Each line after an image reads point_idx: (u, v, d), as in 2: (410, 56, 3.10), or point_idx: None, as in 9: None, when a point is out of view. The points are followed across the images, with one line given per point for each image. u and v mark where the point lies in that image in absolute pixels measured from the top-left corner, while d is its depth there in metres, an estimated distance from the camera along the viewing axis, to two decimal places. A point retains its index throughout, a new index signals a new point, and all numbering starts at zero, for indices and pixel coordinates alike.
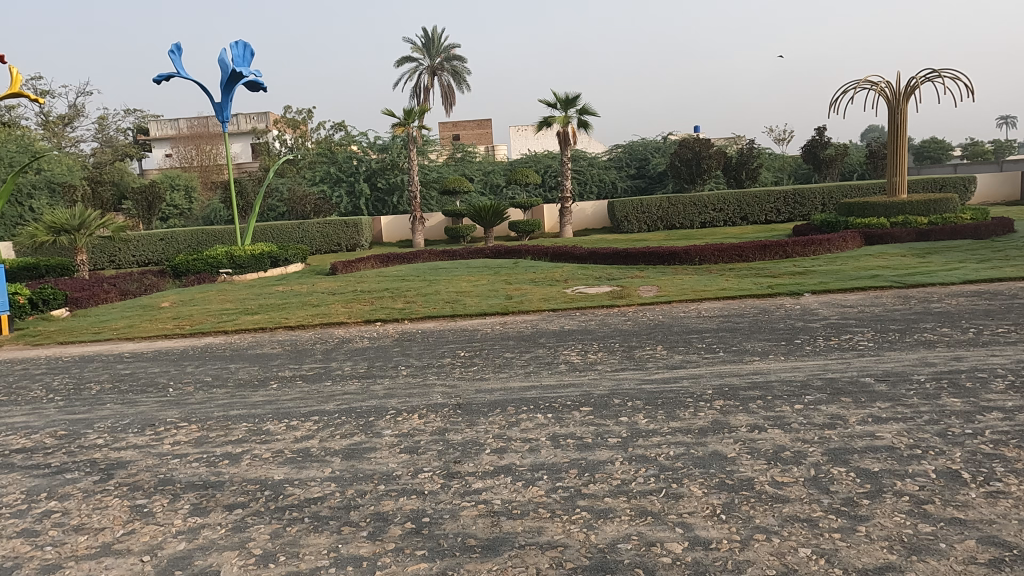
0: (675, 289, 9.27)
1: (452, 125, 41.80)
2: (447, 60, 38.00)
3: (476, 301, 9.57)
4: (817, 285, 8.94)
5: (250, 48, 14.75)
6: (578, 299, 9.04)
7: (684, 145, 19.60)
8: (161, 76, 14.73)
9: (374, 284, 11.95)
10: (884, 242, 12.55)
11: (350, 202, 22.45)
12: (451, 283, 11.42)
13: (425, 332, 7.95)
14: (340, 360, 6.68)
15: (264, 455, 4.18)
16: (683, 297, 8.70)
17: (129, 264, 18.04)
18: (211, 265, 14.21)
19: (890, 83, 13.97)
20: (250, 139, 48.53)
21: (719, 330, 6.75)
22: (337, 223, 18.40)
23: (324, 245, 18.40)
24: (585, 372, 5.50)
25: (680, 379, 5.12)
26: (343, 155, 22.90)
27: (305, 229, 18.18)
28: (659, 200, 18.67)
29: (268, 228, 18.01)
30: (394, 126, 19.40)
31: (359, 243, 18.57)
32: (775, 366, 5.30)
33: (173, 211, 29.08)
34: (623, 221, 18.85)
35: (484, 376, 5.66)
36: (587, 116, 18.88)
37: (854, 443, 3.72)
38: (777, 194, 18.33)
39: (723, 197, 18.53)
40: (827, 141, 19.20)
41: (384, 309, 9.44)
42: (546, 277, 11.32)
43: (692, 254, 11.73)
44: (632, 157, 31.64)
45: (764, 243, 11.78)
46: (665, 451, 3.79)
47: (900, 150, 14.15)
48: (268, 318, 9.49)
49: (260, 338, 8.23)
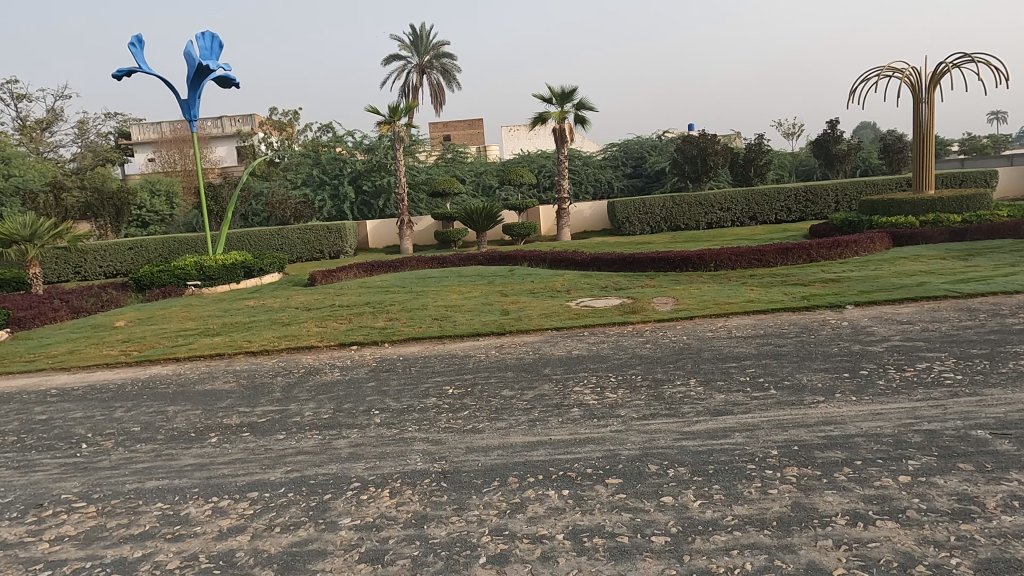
0: (695, 301, 8.11)
1: (443, 126, 40.65)
2: (436, 57, 36.85)
3: (467, 318, 8.35)
4: (858, 294, 7.80)
5: (218, 40, 13.52)
6: (586, 316, 7.85)
7: (688, 140, 18.36)
8: (121, 70, 13.51)
9: (354, 298, 10.73)
10: (914, 243, 11.47)
11: (335, 206, 21.21)
12: (440, 296, 10.24)
13: (407, 358, 6.74)
14: (303, 400, 5.48)
15: (170, 563, 2.98)
16: (708, 311, 7.54)
17: (95, 276, 16.83)
18: (178, 277, 13.03)
19: (913, 72, 12.86)
20: (235, 143, 47.19)
21: (761, 356, 5.57)
22: (319, 229, 17.17)
23: (305, 252, 17.18)
24: (605, 421, 4.31)
25: (731, 434, 3.93)
26: (327, 157, 21.63)
27: (285, 235, 16.96)
28: (662, 199, 17.53)
29: (246, 235, 16.77)
30: (378, 124, 18.15)
31: (343, 250, 17.38)
32: (850, 411, 4.13)
33: (156, 218, 27.76)
34: (624, 222, 17.70)
35: (477, 426, 4.46)
36: (584, 111, 17.70)
37: (1015, 550, 2.56)
38: (788, 191, 17.25)
39: (731, 195, 17.39)
40: (841, 134, 17.96)
41: (362, 328, 8.24)
42: (546, 288, 10.15)
43: (707, 259, 10.59)
44: (628, 155, 30.70)
45: (786, 246, 10.69)
46: (738, 563, 2.62)
47: (928, 142, 13.00)
48: (228, 340, 8.27)
49: (214, 367, 7.03)
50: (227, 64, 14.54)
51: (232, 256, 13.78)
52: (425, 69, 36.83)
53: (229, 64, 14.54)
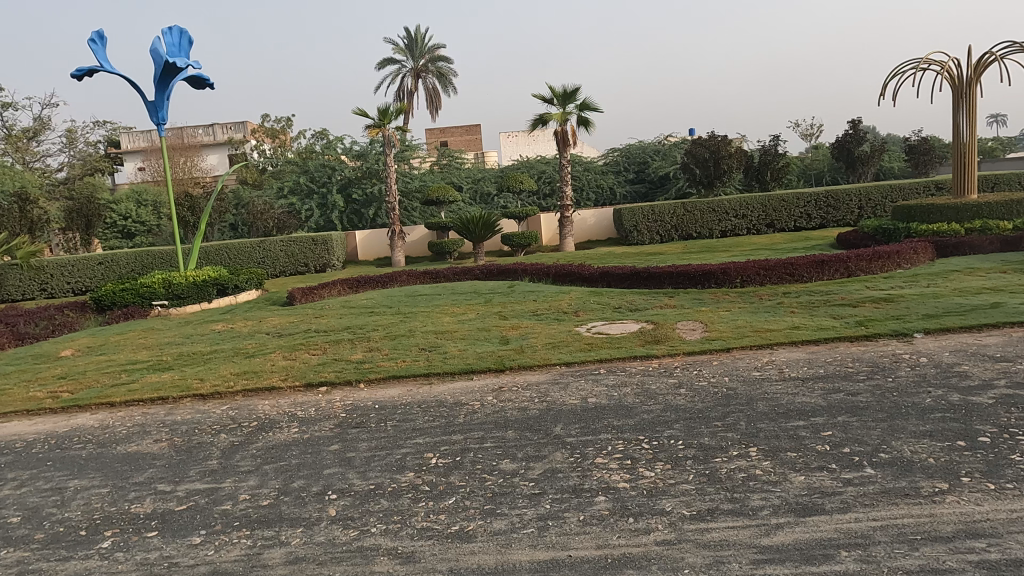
0: (728, 328, 6.89)
1: (440, 132, 39.52)
2: (431, 61, 35.74)
3: (460, 348, 7.13)
4: (924, 318, 6.57)
5: (186, 35, 12.31)
6: (601, 346, 6.62)
7: (699, 142, 16.99)
8: (80, 70, 12.27)
9: (333, 321, 9.48)
10: (961, 253, 10.26)
11: (323, 216, 19.98)
12: (430, 319, 9.00)
13: (383, 406, 5.49)
14: (244, 473, 4.23)
15: None
16: (746, 340, 6.32)
17: (63, 293, 15.61)
18: (143, 296, 11.83)
19: (956, 63, 11.67)
20: (227, 150, 45.96)
21: (834, 411, 4.33)
22: (304, 240, 15.95)
23: (288, 266, 15.95)
24: (648, 524, 3.07)
25: (838, 555, 2.68)
26: (315, 163, 20.39)
27: (267, 248, 15.74)
28: (673, 206, 16.32)
29: (224, 247, 15.57)
30: (367, 128, 16.90)
31: (330, 263, 16.17)
32: (999, 511, 2.89)
33: (142, 227, 26.50)
34: (632, 231, 16.48)
35: (467, 527, 3.22)
36: (588, 112, 16.50)
37: None
38: (807, 197, 16.11)
39: (747, 201, 16.19)
40: (864, 135, 16.72)
41: (337, 362, 7.00)
42: (551, 309, 8.91)
43: (733, 273, 9.39)
44: (630, 160, 29.57)
45: (820, 259, 9.51)
46: None
47: (971, 141, 11.76)
48: (179, 376, 7.02)
49: (153, 416, 5.78)
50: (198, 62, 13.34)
51: (204, 273, 12.55)
52: (420, 73, 35.72)
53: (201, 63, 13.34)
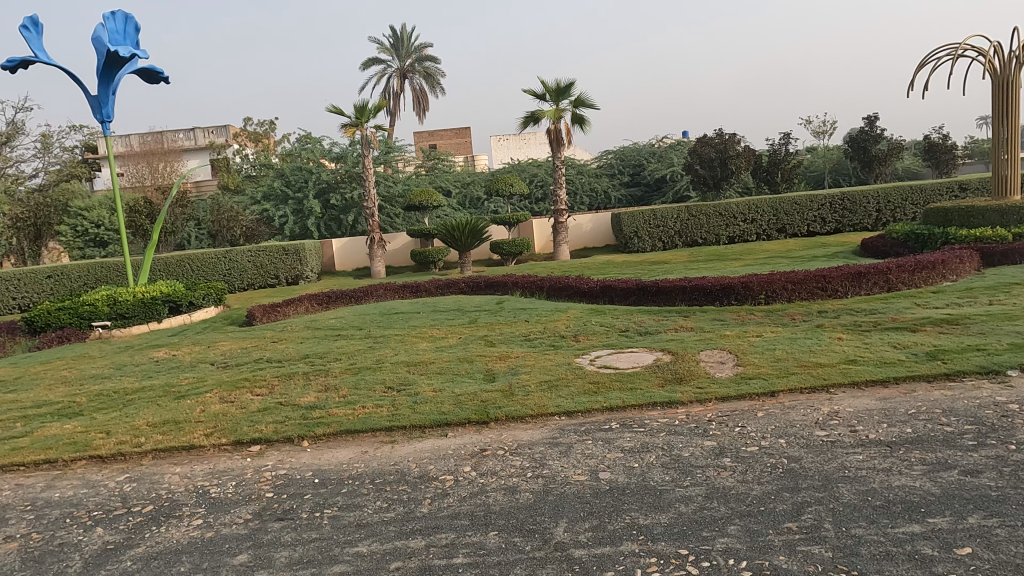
0: (766, 362, 5.56)
1: (429, 135, 38.17)
2: (418, 60, 34.50)
3: (435, 388, 5.78)
4: (1012, 348, 5.27)
5: (132, 21, 10.99)
6: (608, 387, 5.29)
7: (705, 140, 15.70)
8: (12, 62, 10.86)
9: (292, 348, 8.09)
10: (1011, 262, 9.01)
11: (299, 222, 18.56)
12: (404, 346, 7.63)
13: (326, 480, 4.11)
14: None
15: None
16: (793, 381, 5.01)
17: (8, 310, 14.17)
18: (82, 317, 10.42)
19: (999, 47, 10.47)
20: (208, 155, 44.28)
21: (959, 505, 3.00)
22: (274, 250, 14.62)
23: (257, 278, 14.61)
24: None
25: None
26: (291, 167, 18.99)
27: (233, 259, 14.38)
28: (676, 210, 15.03)
29: (186, 257, 14.18)
30: (342, 127, 15.53)
31: (302, 274, 14.86)
32: None
33: (116, 236, 24.78)
34: (632, 237, 15.14)
35: None
36: (584, 109, 15.18)
37: None
38: (821, 199, 14.90)
39: (756, 204, 14.94)
40: (881, 131, 15.48)
41: (281, 407, 5.62)
42: (546, 333, 7.58)
43: (756, 288, 8.09)
44: (625, 162, 28.35)
45: (856, 270, 8.24)
46: None
47: (1011, 138, 10.63)
48: (84, 427, 5.61)
49: (25, 492, 4.38)
50: (151, 62, 12.04)
51: (155, 289, 11.18)
52: (407, 73, 34.46)
53: (153, 63, 12.06)
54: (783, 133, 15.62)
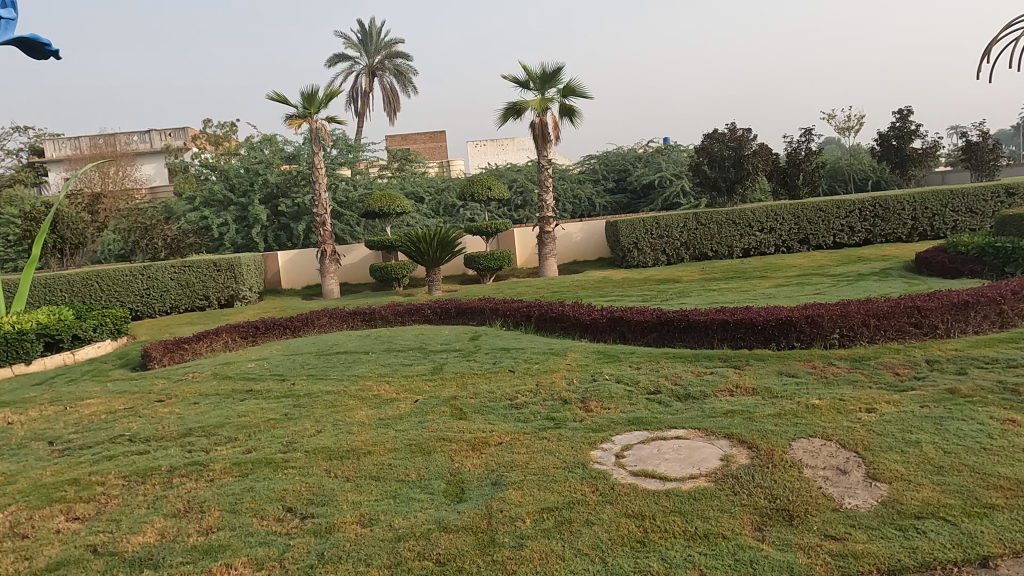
0: (921, 474, 3.29)
1: (401, 139, 35.73)
2: (388, 57, 32.14)
3: (362, 518, 3.42)
4: None
5: None
6: (664, 532, 2.98)
7: (715, 137, 13.53)
8: None
9: (178, 414, 5.67)
10: None
11: (241, 232, 16.02)
12: (333, 415, 5.24)
13: None
14: None
15: None
16: (1009, 531, 2.73)
17: None
18: None
19: None
20: (164, 160, 41.14)
21: None
22: (202, 266, 12.18)
23: (181, 300, 12.15)
24: None
25: None
26: (234, 168, 16.43)
27: (151, 276, 11.86)
28: (683, 217, 12.84)
29: (96, 273, 11.53)
30: (287, 119, 13.06)
31: (238, 295, 12.51)
32: None
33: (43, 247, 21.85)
34: (632, 249, 12.88)
35: None
36: (574, 98, 12.92)
37: None
38: (850, 206, 12.83)
39: (775, 211, 12.82)
40: (916, 127, 13.48)
41: (88, 562, 3.20)
42: (542, 394, 5.26)
43: (828, 325, 5.87)
44: (609, 167, 26.25)
45: (959, 300, 6.07)
46: None
47: None
48: None
49: None
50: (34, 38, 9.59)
51: (29, 319, 8.60)
52: (377, 70, 32.04)
53: (37, 39, 9.60)
54: (804, 129, 13.53)
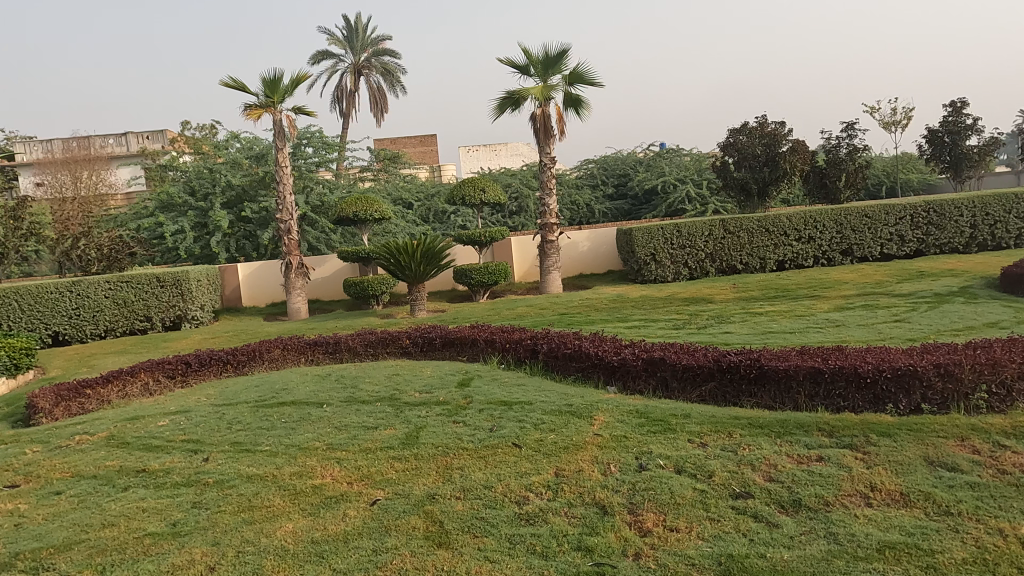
0: None
1: (390, 142, 33.91)
2: (374, 55, 30.34)
3: None
4: None
5: None
6: None
7: (744, 131, 11.79)
8: None
9: (22, 517, 3.78)
10: None
11: (200, 240, 14.11)
12: (243, 529, 3.37)
13: None
14: None
15: None
16: None
17: None
18: None
19: None
20: (139, 162, 38.91)
21: None
22: (143, 282, 10.32)
23: (118, 321, 10.27)
24: None
25: None
26: (195, 168, 14.61)
27: (81, 293, 9.97)
28: (708, 223, 11.07)
29: (14, 289, 9.61)
30: (247, 108, 11.24)
31: (185, 315, 10.66)
32: None
33: None
34: (649, 260, 11.07)
35: None
36: (580, 84, 11.14)
37: None
38: (900, 211, 11.12)
39: (814, 216, 11.08)
40: (973, 122, 11.80)
41: None
42: (566, 495, 3.43)
43: (971, 381, 4.08)
44: (609, 171, 24.58)
45: None
46: None
47: None
48: None
49: None
50: None
51: None
52: (363, 69, 30.18)
53: None
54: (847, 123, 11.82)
